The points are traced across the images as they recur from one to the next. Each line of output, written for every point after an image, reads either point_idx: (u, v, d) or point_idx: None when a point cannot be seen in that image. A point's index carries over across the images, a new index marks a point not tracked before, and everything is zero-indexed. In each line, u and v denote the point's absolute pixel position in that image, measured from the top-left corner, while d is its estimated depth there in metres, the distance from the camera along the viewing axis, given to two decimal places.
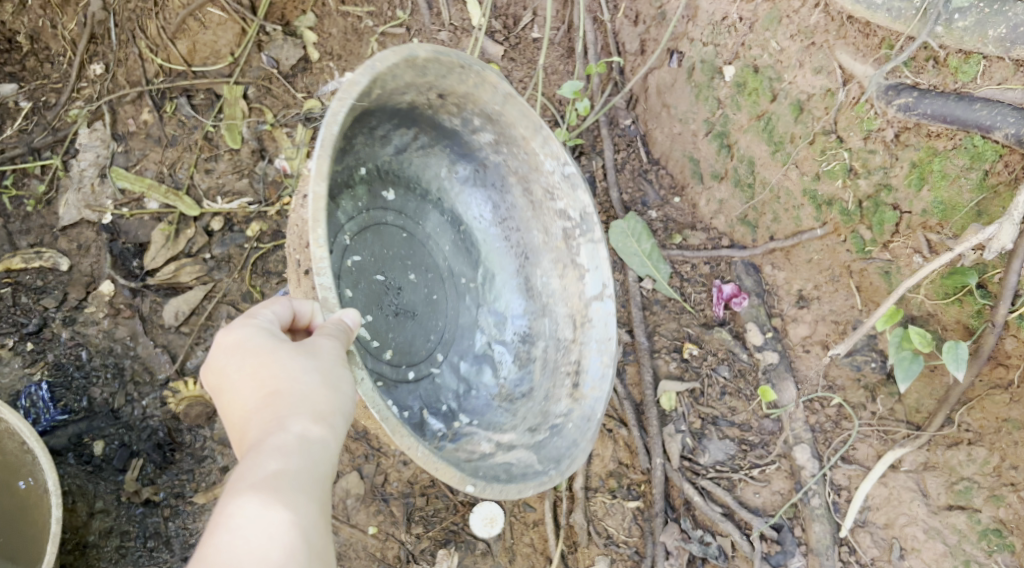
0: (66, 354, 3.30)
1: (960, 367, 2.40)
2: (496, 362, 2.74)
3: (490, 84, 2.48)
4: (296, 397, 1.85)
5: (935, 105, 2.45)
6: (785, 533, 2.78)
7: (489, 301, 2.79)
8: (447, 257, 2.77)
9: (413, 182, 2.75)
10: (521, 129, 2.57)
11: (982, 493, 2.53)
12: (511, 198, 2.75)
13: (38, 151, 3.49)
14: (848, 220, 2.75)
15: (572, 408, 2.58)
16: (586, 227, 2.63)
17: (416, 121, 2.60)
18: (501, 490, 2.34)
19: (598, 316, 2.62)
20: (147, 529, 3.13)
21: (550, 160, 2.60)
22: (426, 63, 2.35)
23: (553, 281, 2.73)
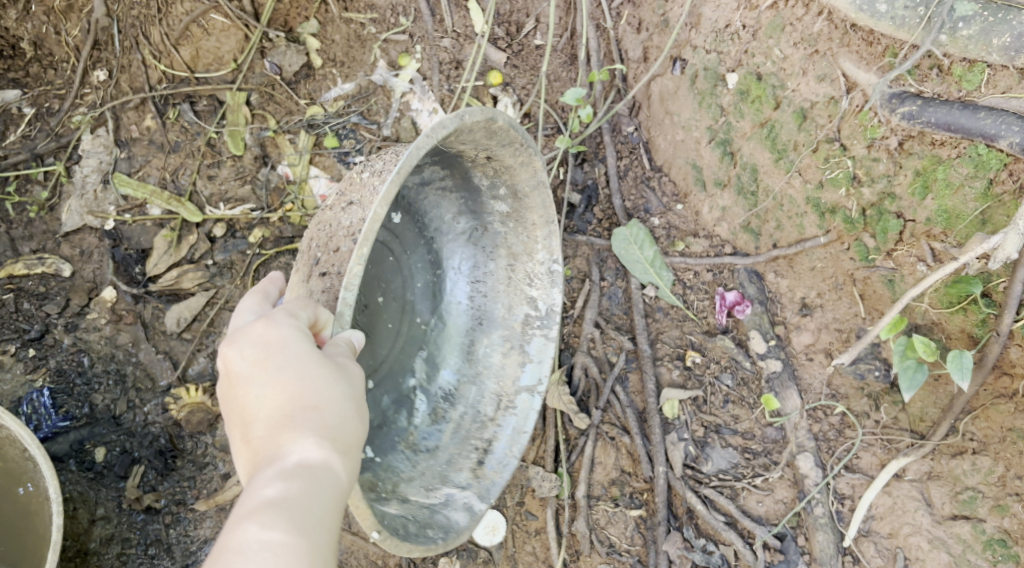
0: (67, 360, 3.30)
1: (965, 376, 2.39)
2: (412, 405, 2.71)
3: (530, 164, 2.55)
4: (328, 417, 1.88)
5: (939, 113, 2.44)
6: (788, 542, 2.76)
7: (433, 341, 2.78)
8: (416, 292, 2.73)
9: (415, 211, 2.71)
10: (536, 217, 2.65)
11: (986, 503, 2.52)
12: (488, 256, 2.78)
13: (41, 158, 3.48)
14: (851, 228, 2.74)
15: (464, 490, 2.65)
16: (546, 322, 2.74)
17: (452, 166, 2.61)
18: (393, 544, 2.35)
19: (524, 410, 2.73)
20: (148, 536, 3.13)
21: (543, 249, 2.70)
22: (499, 130, 2.41)
23: (495, 354, 2.79)
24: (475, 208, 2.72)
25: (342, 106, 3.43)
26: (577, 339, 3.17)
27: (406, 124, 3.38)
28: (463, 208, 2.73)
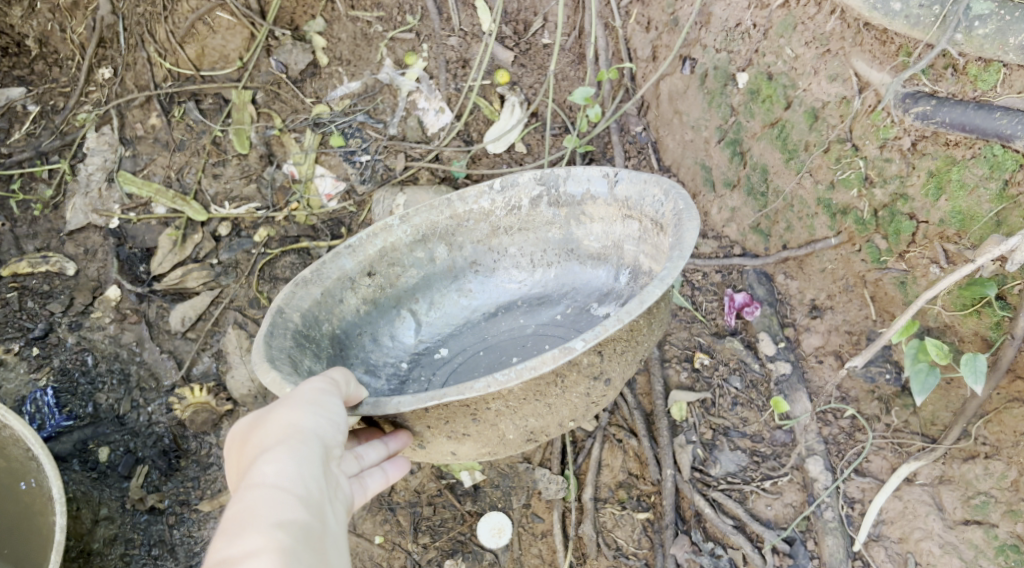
0: (72, 359, 3.27)
1: (979, 380, 2.34)
2: (637, 306, 2.44)
3: (383, 229, 2.55)
4: (263, 437, 1.73)
5: (954, 113, 2.42)
6: (797, 547, 2.68)
7: (584, 287, 2.62)
8: (528, 321, 2.62)
9: (460, 328, 2.67)
10: (443, 214, 2.60)
11: (998, 509, 2.48)
12: (506, 248, 2.68)
13: (46, 156, 3.50)
14: (863, 229, 2.72)
15: (663, 212, 2.34)
16: (553, 180, 2.56)
17: (392, 305, 2.60)
18: (615, 322, 2.04)
19: (627, 187, 2.44)
20: (151, 537, 3.06)
21: (476, 197, 2.60)
22: (319, 269, 2.43)
23: (597, 229, 2.56)
24: (448, 272, 2.68)
25: (348, 105, 3.40)
26: None
27: (413, 122, 3.40)
28: (455, 284, 2.69)
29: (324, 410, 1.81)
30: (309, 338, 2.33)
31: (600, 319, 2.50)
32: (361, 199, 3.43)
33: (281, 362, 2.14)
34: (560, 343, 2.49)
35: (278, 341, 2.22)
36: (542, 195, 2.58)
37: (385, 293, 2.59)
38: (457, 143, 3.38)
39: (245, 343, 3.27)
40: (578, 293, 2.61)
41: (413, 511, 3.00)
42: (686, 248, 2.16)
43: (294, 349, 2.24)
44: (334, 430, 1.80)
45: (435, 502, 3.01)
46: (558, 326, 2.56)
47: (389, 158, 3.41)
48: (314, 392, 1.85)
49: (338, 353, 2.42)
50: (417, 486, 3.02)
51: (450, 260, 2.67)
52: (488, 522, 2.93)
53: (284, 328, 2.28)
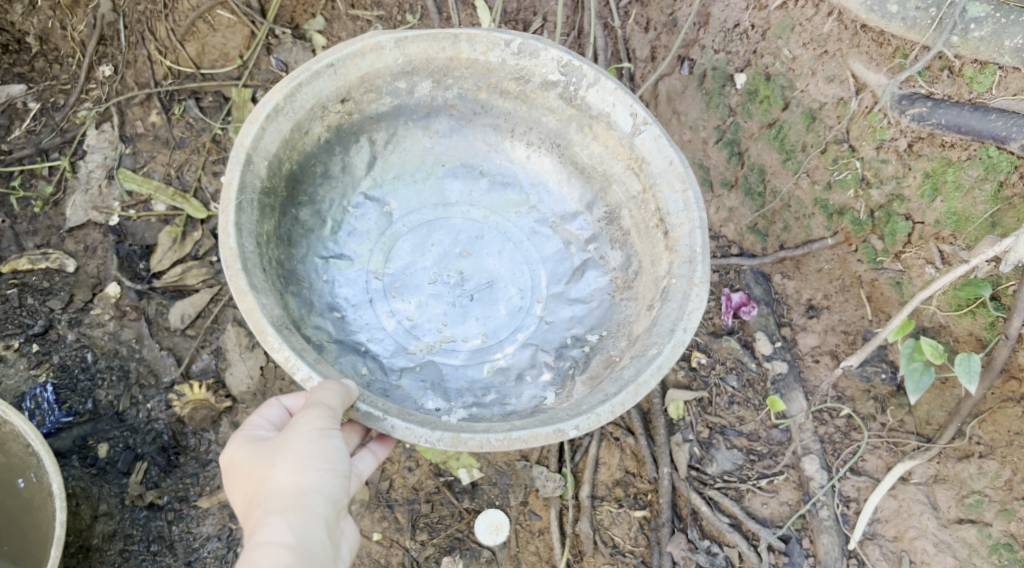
0: (71, 356, 3.28)
1: (973, 380, 2.36)
2: (600, 254, 2.61)
3: (374, 50, 2.42)
4: (273, 493, 1.97)
5: (950, 115, 2.43)
6: (793, 545, 2.71)
7: (552, 192, 2.68)
8: (489, 205, 2.67)
9: (417, 178, 2.66)
10: (444, 57, 2.48)
11: (992, 508, 2.51)
12: (492, 107, 2.60)
13: (47, 152, 3.50)
14: (859, 229, 2.74)
15: (679, 217, 2.39)
16: (576, 77, 2.49)
17: (355, 133, 2.55)
18: (606, 414, 2.18)
19: (648, 145, 2.45)
20: (150, 533, 3.07)
21: (487, 47, 2.48)
22: (293, 97, 2.35)
23: (595, 147, 2.57)
24: (422, 108, 2.59)
25: None
26: None
27: None
28: (423, 122, 2.62)
29: (327, 462, 2.03)
30: (269, 191, 2.37)
31: (559, 244, 2.65)
32: None
33: (249, 268, 2.21)
34: (517, 254, 2.63)
35: (245, 218, 2.26)
36: (558, 83, 2.51)
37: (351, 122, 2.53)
38: None
39: (244, 341, 3.29)
40: (544, 194, 2.68)
41: (411, 508, 2.97)
42: (691, 326, 2.26)
43: (255, 220, 2.31)
44: (337, 481, 2.03)
45: (433, 498, 2.99)
46: (517, 229, 2.65)
47: None
48: (317, 440, 2.04)
49: (290, 194, 2.46)
50: (416, 483, 3.00)
51: (429, 97, 2.56)
52: (486, 520, 2.94)
53: (250, 188, 2.29)
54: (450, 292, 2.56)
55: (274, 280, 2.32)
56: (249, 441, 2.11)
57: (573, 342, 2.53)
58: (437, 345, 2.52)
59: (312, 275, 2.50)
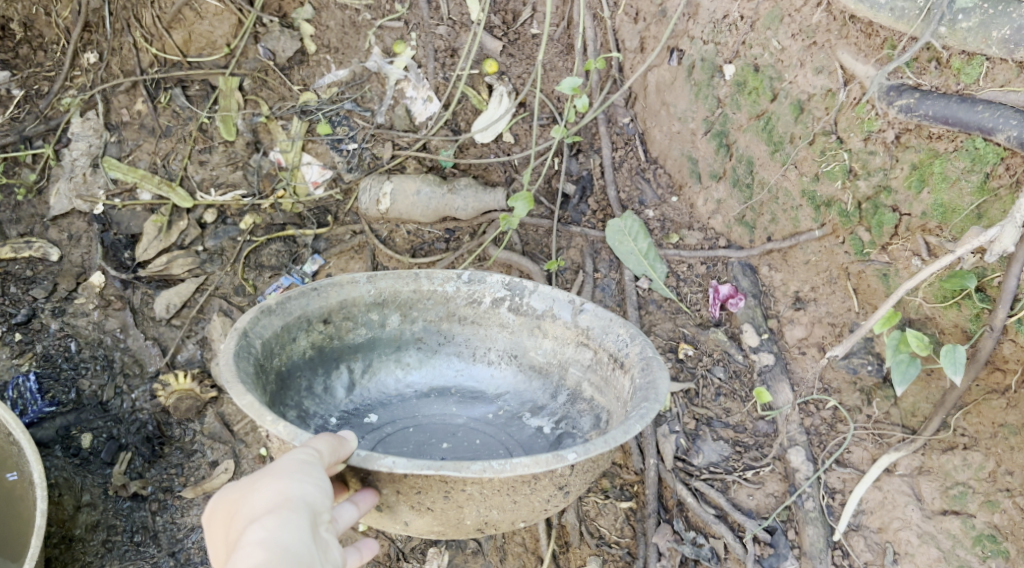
0: (54, 345, 3.28)
1: (958, 370, 2.37)
2: (572, 427, 2.44)
3: (350, 282, 2.51)
4: (248, 509, 1.64)
5: (937, 106, 2.43)
6: (778, 536, 2.70)
7: (518, 393, 2.57)
8: (459, 413, 2.53)
9: (390, 400, 2.56)
10: (406, 283, 2.56)
11: (976, 499, 2.52)
12: (453, 334, 2.62)
13: (30, 140, 3.46)
14: (846, 222, 2.74)
15: (627, 353, 2.36)
16: (518, 290, 2.56)
17: (337, 360, 2.52)
18: (605, 444, 2.01)
19: (592, 318, 2.47)
20: (134, 523, 3.06)
21: (443, 278, 2.58)
22: (281, 305, 2.39)
23: (546, 345, 2.55)
24: (394, 344, 2.61)
25: (336, 92, 3.39)
26: None
27: (401, 111, 3.38)
28: (395, 354, 2.61)
29: (308, 475, 1.73)
30: (262, 370, 2.28)
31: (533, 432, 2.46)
32: (347, 186, 3.42)
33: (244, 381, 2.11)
34: (491, 441, 2.42)
35: (243, 365, 2.18)
36: (505, 298, 2.57)
37: (333, 346, 2.52)
38: (445, 133, 3.37)
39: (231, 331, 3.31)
40: (512, 397, 2.57)
41: None
42: (661, 394, 2.16)
43: (245, 369, 2.18)
44: (321, 496, 1.71)
45: None
46: (489, 426, 2.49)
47: (376, 146, 3.40)
48: (299, 462, 1.76)
49: (279, 391, 2.34)
50: None
51: (398, 330, 2.60)
52: None
53: (246, 348, 2.24)
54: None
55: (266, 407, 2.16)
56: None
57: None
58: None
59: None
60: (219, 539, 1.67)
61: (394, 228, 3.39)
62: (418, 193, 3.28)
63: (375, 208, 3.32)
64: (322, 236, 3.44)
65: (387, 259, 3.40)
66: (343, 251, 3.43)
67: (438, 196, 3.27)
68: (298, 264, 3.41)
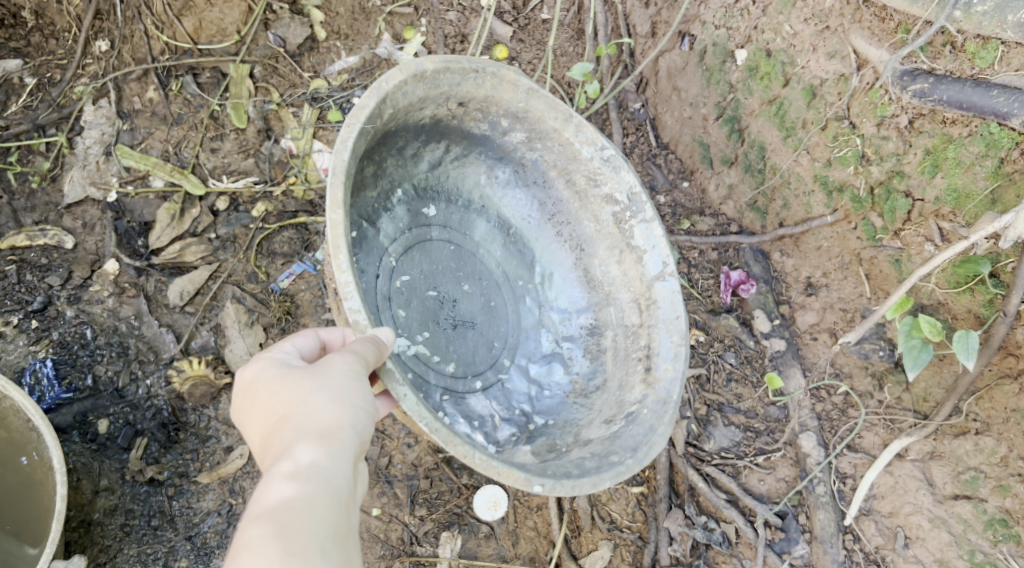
0: (71, 332, 3.28)
1: (970, 356, 2.37)
2: (570, 357, 2.71)
3: (510, 82, 2.48)
4: (303, 419, 1.84)
5: (951, 91, 2.42)
6: (789, 521, 2.76)
7: (558, 272, 2.78)
8: (499, 263, 2.77)
9: (462, 198, 2.76)
10: (550, 120, 2.56)
11: (988, 484, 2.52)
12: (553, 184, 2.73)
13: (43, 128, 3.47)
14: (859, 207, 2.73)
15: (665, 364, 2.50)
16: (636, 209, 2.59)
17: (444, 134, 2.61)
18: (572, 489, 2.28)
19: (663, 294, 2.56)
20: (152, 508, 3.10)
21: (586, 140, 2.59)
22: (437, 75, 2.36)
23: (610, 267, 2.69)
24: (501, 149, 2.69)
25: (346, 79, 3.44)
26: None
27: None
28: (492, 163, 2.73)
29: (360, 400, 1.91)
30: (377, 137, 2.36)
31: (541, 329, 2.75)
32: None
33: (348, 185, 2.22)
34: (502, 314, 2.72)
35: (360, 143, 2.25)
36: (619, 204, 2.62)
37: (450, 124, 2.58)
38: None
39: (243, 317, 3.30)
40: (549, 273, 2.78)
41: (410, 484, 2.99)
42: (651, 451, 2.38)
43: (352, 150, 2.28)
44: (369, 423, 1.92)
45: (431, 475, 3.01)
46: (510, 291, 2.76)
47: None
48: (350, 377, 1.93)
49: (375, 147, 2.45)
50: (415, 459, 3.01)
51: (516, 145, 2.66)
52: (484, 496, 2.96)
53: (375, 121, 2.29)
54: (439, 312, 2.62)
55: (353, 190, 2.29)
56: (275, 367, 1.96)
57: (521, 414, 2.62)
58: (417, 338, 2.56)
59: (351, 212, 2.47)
60: (265, 429, 1.89)
61: None
62: None
63: None
64: None
65: None
66: None
67: None
68: (311, 251, 3.42)
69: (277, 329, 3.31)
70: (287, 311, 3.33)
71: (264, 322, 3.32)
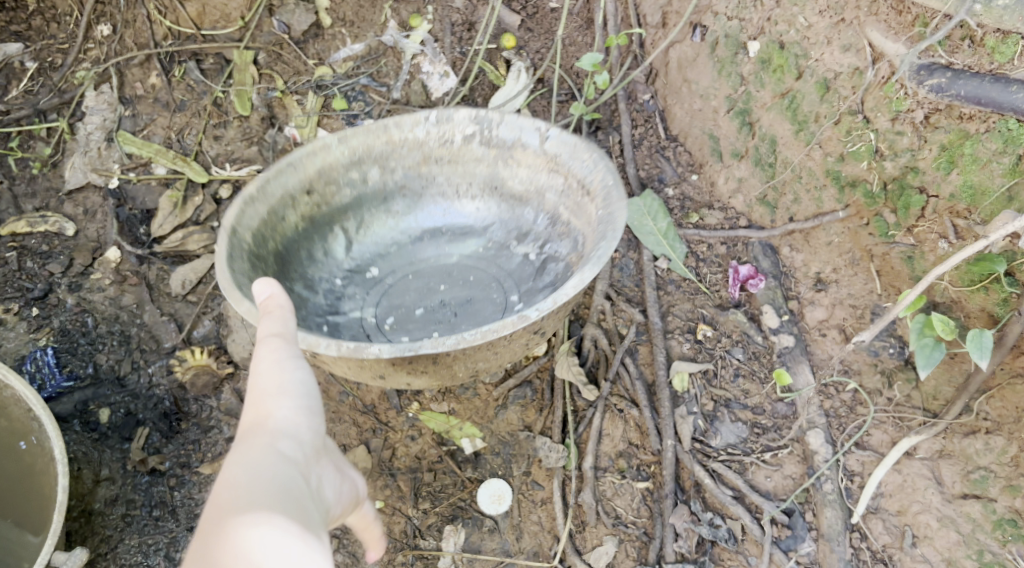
0: (71, 320, 3.25)
1: (984, 356, 2.34)
2: (554, 252, 2.63)
3: (321, 148, 2.57)
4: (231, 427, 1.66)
5: (969, 86, 2.38)
6: (796, 518, 2.73)
7: (503, 222, 2.74)
8: (453, 251, 2.74)
9: (388, 249, 2.74)
10: (377, 139, 2.64)
11: (998, 484, 2.50)
12: (435, 176, 2.73)
13: (44, 114, 3.44)
14: (871, 202, 2.70)
15: (591, 177, 2.50)
16: (486, 123, 2.62)
17: (326, 221, 2.65)
18: (565, 292, 2.22)
19: (557, 143, 2.57)
20: (153, 498, 3.05)
21: (411, 125, 2.64)
22: (263, 189, 2.45)
23: (523, 173, 2.67)
24: (380, 194, 2.72)
25: (352, 67, 3.36)
26: (588, 311, 3.18)
27: (417, 86, 3.33)
28: (383, 206, 2.73)
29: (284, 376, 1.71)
30: (258, 258, 2.41)
31: (521, 260, 2.68)
32: None
33: (243, 288, 2.24)
34: (485, 276, 2.67)
35: (237, 266, 2.30)
36: (475, 133, 2.65)
37: (321, 210, 2.64)
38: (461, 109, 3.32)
39: None
40: (499, 227, 2.75)
41: (413, 476, 3.03)
42: (618, 227, 2.32)
43: (250, 277, 2.32)
44: (297, 396, 1.69)
45: (435, 468, 3.04)
46: (483, 260, 2.72)
47: None
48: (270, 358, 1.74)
49: (280, 270, 2.50)
50: (418, 452, 3.06)
51: (381, 183, 2.70)
52: (488, 489, 2.96)
53: (239, 250, 2.35)
54: (434, 314, 2.56)
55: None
56: None
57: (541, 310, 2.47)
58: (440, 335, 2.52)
59: (308, 326, 2.47)
60: None
61: None
62: None
63: None
64: None
65: None
66: None
67: None
68: None
69: None
70: None
71: None
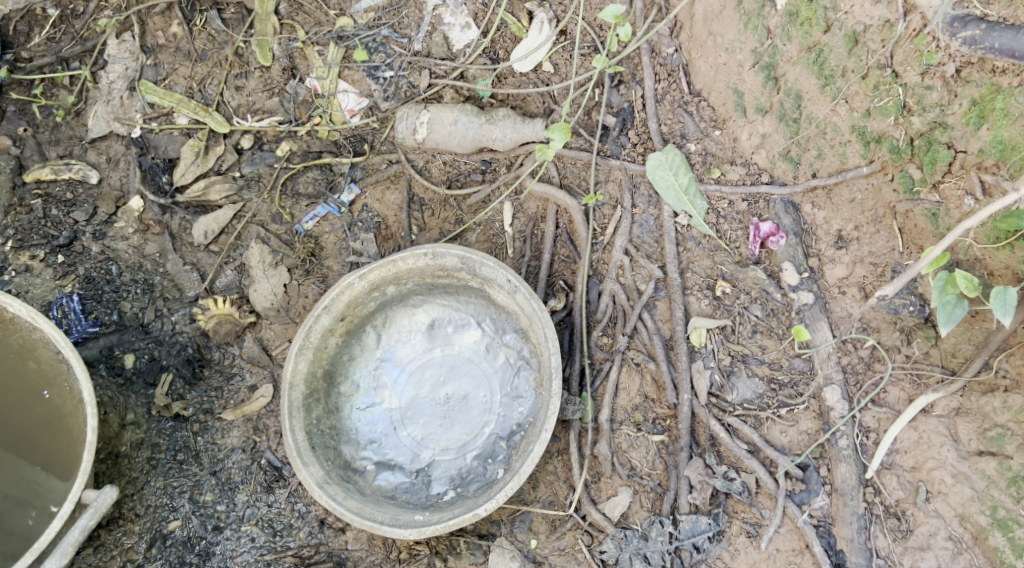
0: (96, 268, 3.29)
1: (1007, 313, 2.35)
2: (527, 357, 3.01)
3: (346, 288, 2.91)
4: None
5: (1004, 38, 2.37)
6: (810, 472, 2.80)
7: (494, 319, 3.06)
8: (456, 343, 3.09)
9: (410, 336, 3.11)
10: (386, 269, 2.93)
11: (1014, 441, 2.51)
12: (437, 285, 3.05)
13: (67, 61, 3.39)
14: (897, 158, 2.67)
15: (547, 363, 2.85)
16: (472, 278, 2.96)
17: (359, 325, 3.05)
18: (505, 492, 2.73)
19: (523, 300, 2.87)
20: (177, 443, 3.18)
21: (415, 258, 2.92)
22: (308, 363, 2.90)
23: (503, 292, 2.94)
24: (398, 297, 3.07)
25: (372, 18, 3.33)
26: (606, 266, 3.17)
27: (438, 38, 3.29)
28: (402, 302, 3.09)
29: None
30: (311, 402, 2.92)
31: (505, 361, 3.05)
32: (383, 114, 3.38)
33: (304, 456, 2.80)
34: (478, 370, 3.07)
35: (301, 440, 2.83)
36: (462, 268, 2.93)
37: (355, 322, 3.03)
38: (482, 61, 3.29)
39: (268, 258, 3.37)
40: (491, 321, 3.07)
41: None
42: (548, 427, 2.78)
43: (309, 441, 2.86)
44: None
45: None
46: (476, 356, 3.08)
47: (413, 75, 3.34)
48: None
49: (330, 384, 3.01)
50: None
51: (398, 292, 3.05)
52: None
53: (297, 415, 2.85)
54: (436, 409, 3.05)
55: (329, 460, 2.89)
56: None
57: (516, 427, 2.98)
58: (434, 449, 3.02)
59: (355, 423, 3.04)
60: None
61: (430, 158, 3.38)
62: (455, 123, 3.25)
63: (411, 137, 3.31)
64: (358, 165, 3.43)
65: (422, 190, 3.40)
66: (379, 180, 3.42)
67: (475, 126, 3.24)
68: (335, 192, 3.42)
69: (302, 270, 3.39)
70: (311, 252, 3.40)
71: (288, 264, 3.39)
